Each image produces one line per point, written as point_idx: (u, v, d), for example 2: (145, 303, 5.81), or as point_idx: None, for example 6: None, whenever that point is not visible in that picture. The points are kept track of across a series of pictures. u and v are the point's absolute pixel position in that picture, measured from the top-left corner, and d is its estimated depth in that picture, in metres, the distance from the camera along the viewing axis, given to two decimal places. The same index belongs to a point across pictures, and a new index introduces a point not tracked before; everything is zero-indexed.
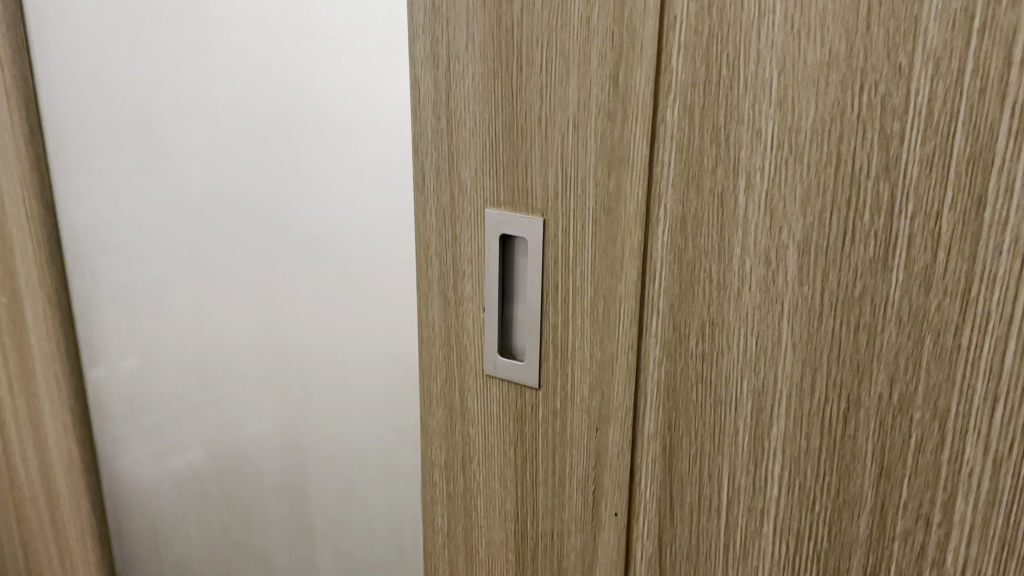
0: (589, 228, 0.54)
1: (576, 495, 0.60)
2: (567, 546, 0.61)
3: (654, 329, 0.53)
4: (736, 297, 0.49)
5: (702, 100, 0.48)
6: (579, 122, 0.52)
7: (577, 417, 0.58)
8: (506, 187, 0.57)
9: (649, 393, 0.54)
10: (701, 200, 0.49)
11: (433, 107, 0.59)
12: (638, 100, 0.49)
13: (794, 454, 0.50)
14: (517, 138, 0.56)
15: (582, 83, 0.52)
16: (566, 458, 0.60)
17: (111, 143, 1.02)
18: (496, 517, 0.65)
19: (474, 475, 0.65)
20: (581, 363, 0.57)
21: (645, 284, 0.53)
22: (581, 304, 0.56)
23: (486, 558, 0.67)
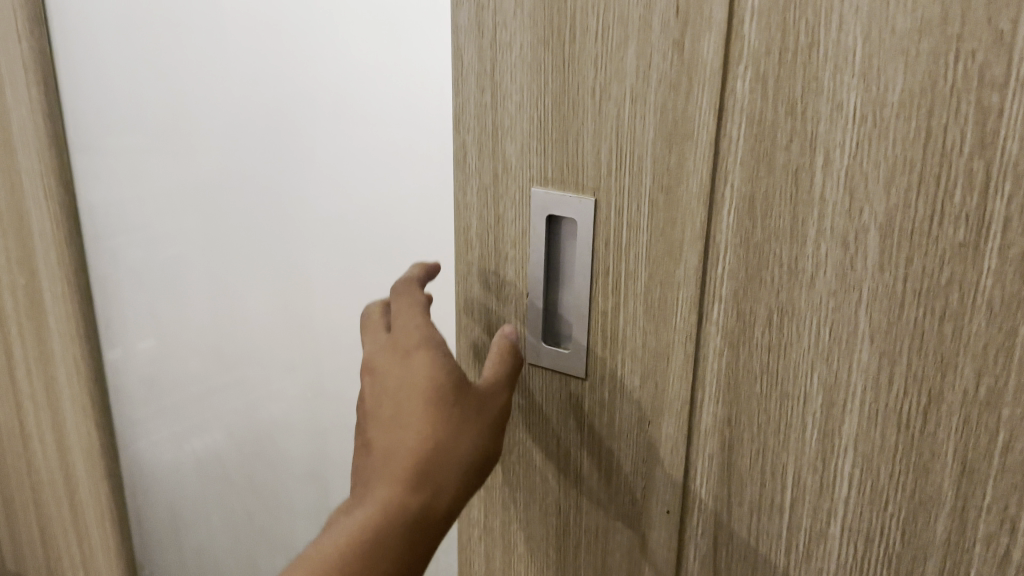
0: (645, 209, 0.50)
1: (624, 490, 0.57)
2: (613, 542, 0.58)
3: (715, 317, 0.50)
4: (809, 284, 0.46)
5: (776, 70, 0.44)
6: (637, 94, 0.49)
7: (625, 409, 0.55)
8: (554, 164, 0.54)
9: (707, 385, 0.51)
10: (773, 178, 0.46)
11: (477, 79, 0.55)
12: (705, 69, 0.46)
13: (867, 452, 0.46)
14: (568, 110, 0.52)
15: (641, 50, 0.48)
16: (614, 450, 0.56)
17: (131, 118, 0.99)
18: (537, 511, 0.62)
19: (514, 467, 0.62)
20: (632, 353, 0.54)
21: (707, 270, 0.49)
22: (634, 291, 0.52)
23: (525, 553, 0.64)
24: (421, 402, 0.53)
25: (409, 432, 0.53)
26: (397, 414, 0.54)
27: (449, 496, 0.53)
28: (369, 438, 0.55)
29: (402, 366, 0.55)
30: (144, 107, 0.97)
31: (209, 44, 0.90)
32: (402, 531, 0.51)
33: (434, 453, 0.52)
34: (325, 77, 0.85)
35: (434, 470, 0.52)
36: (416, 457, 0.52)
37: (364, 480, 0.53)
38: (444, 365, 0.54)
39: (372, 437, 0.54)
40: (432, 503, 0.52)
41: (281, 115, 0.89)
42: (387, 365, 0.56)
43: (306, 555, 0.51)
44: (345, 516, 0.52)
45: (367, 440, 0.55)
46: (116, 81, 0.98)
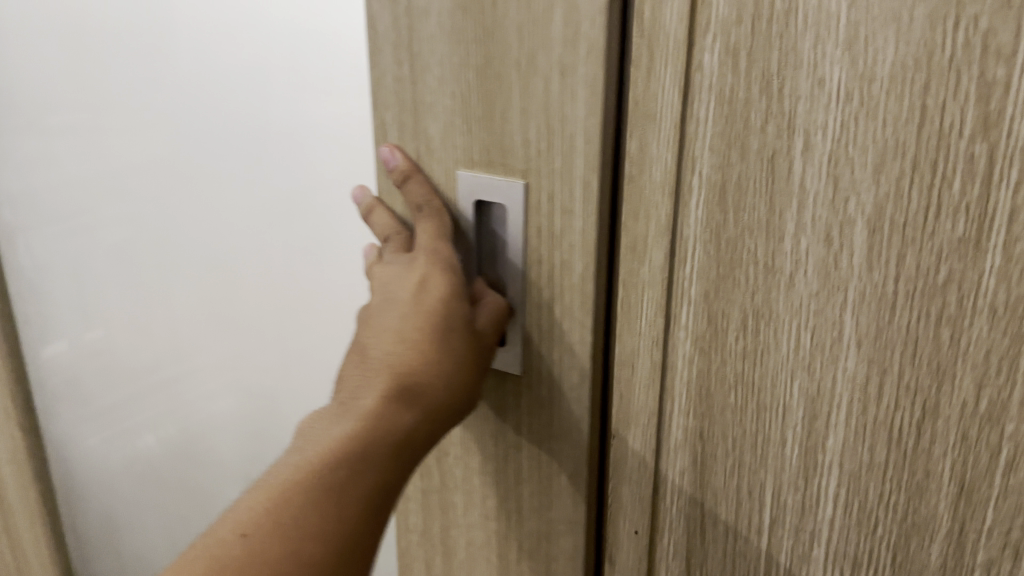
0: (579, 197, 0.45)
1: (567, 493, 0.52)
2: (557, 548, 0.54)
3: (684, 321, 0.44)
4: (788, 284, 0.40)
5: (749, 41, 0.38)
6: (565, 67, 0.43)
7: (568, 415, 0.50)
8: (480, 145, 0.48)
9: (676, 396, 0.46)
10: (745, 165, 0.40)
11: (393, 47, 0.49)
12: (668, 40, 0.40)
13: (854, 469, 0.42)
14: (492, 84, 0.46)
15: (568, 18, 0.42)
16: (558, 452, 0.52)
17: (49, 97, 0.91)
18: (476, 516, 0.57)
19: (451, 469, 0.57)
20: (574, 356, 0.49)
21: (674, 268, 0.43)
22: (575, 286, 0.47)
23: (466, 559, 0.59)
24: (431, 328, 0.48)
25: (408, 357, 0.47)
26: (398, 337, 0.48)
27: (443, 423, 0.49)
28: (359, 354, 0.49)
29: (415, 289, 0.48)
30: (67, 85, 0.89)
31: (132, 18, 0.82)
32: (390, 458, 0.47)
33: (432, 383, 0.47)
34: (259, 49, 0.77)
35: (430, 398, 0.47)
36: (415, 385, 0.47)
37: (354, 390, 0.48)
38: (458, 291, 0.48)
39: (364, 354, 0.48)
40: (425, 431, 0.48)
41: (215, 92, 0.81)
42: (400, 283, 0.49)
43: (280, 469, 0.46)
44: (326, 429, 0.46)
45: (361, 354, 0.49)
46: (32, 55, 0.89)
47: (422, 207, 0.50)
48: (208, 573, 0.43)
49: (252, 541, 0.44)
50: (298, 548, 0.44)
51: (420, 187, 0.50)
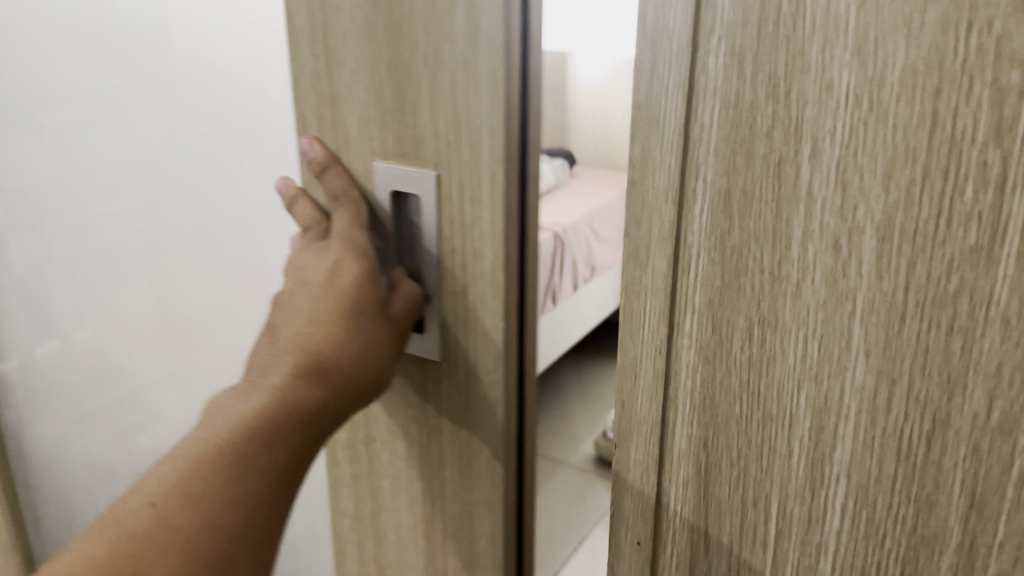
0: (485, 185, 0.52)
1: (483, 476, 0.60)
2: (477, 530, 0.62)
3: (687, 329, 0.43)
4: (794, 292, 0.39)
5: (755, 44, 0.37)
6: (468, 61, 0.49)
7: (485, 390, 0.57)
8: (394, 138, 0.54)
9: (680, 406, 0.45)
10: (751, 171, 0.39)
11: (311, 45, 0.56)
12: (672, 43, 0.39)
13: (862, 482, 0.41)
14: (402, 78, 0.52)
15: (469, 13, 0.48)
16: (473, 438, 0.59)
17: (15, 96, 0.85)
18: (404, 500, 0.65)
19: (380, 455, 0.66)
20: (483, 332, 0.56)
21: (678, 275, 0.42)
22: (483, 271, 0.54)
23: (395, 542, 0.68)
24: (339, 312, 0.52)
25: (317, 338, 0.51)
26: (307, 316, 0.52)
27: (348, 395, 0.53)
28: (270, 333, 0.53)
29: (328, 276, 0.53)
30: (29, 83, 0.83)
31: (101, 23, 0.74)
32: (297, 430, 0.51)
33: (338, 363, 0.52)
34: (230, 54, 0.67)
35: (335, 376, 0.52)
36: (323, 364, 0.52)
37: (264, 368, 0.52)
38: (371, 273, 0.54)
39: (273, 333, 0.53)
40: (330, 403, 0.52)
41: (180, 107, 0.72)
42: (314, 269, 0.54)
43: (189, 442, 0.50)
44: (234, 405, 0.51)
45: (273, 334, 0.53)
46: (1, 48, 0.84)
47: (339, 198, 0.56)
48: (123, 536, 0.47)
49: (160, 509, 0.48)
50: (205, 513, 0.48)
51: (337, 180, 0.57)
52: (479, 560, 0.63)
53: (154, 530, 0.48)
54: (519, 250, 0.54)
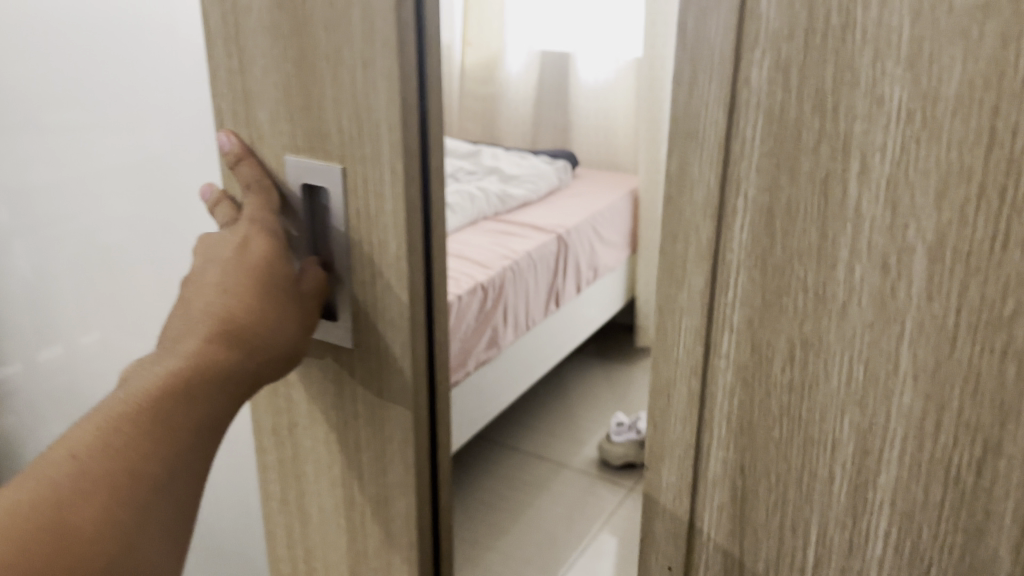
0: (388, 178, 0.52)
1: (398, 460, 0.60)
2: (394, 510, 0.62)
3: (725, 349, 0.41)
4: (840, 312, 0.38)
5: (801, 57, 0.36)
6: (367, 60, 0.49)
7: (393, 378, 0.58)
8: (303, 132, 0.55)
9: (716, 428, 0.43)
10: (795, 188, 0.37)
11: (223, 43, 0.56)
12: (712, 55, 0.38)
13: (907, 509, 0.39)
14: (308, 76, 0.53)
15: (365, 14, 0.48)
16: (386, 422, 0.60)
17: (17, 109, 0.85)
18: (326, 483, 0.66)
19: (301, 439, 0.66)
20: (392, 320, 0.56)
21: (716, 294, 0.41)
22: (388, 262, 0.54)
23: (319, 523, 0.68)
24: (252, 277, 0.53)
25: (231, 300, 0.52)
26: (222, 284, 0.53)
27: (264, 361, 0.54)
28: (183, 304, 0.53)
29: (238, 245, 0.54)
30: (30, 98, 0.83)
31: (80, 19, 0.74)
32: (216, 388, 0.51)
33: (254, 323, 0.53)
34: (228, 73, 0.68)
35: (251, 337, 0.52)
36: (239, 323, 0.52)
37: (178, 334, 0.52)
38: (280, 246, 0.55)
39: (186, 304, 0.53)
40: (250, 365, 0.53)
41: (163, 106, 0.73)
42: (223, 244, 0.55)
43: (103, 403, 0.48)
44: (149, 368, 0.50)
45: (184, 306, 0.53)
46: None
47: (251, 185, 0.57)
48: (42, 489, 0.44)
49: (81, 461, 0.45)
50: (131, 464, 0.46)
51: (247, 170, 0.57)
52: (397, 542, 0.63)
53: (75, 483, 0.45)
54: (423, 238, 0.54)
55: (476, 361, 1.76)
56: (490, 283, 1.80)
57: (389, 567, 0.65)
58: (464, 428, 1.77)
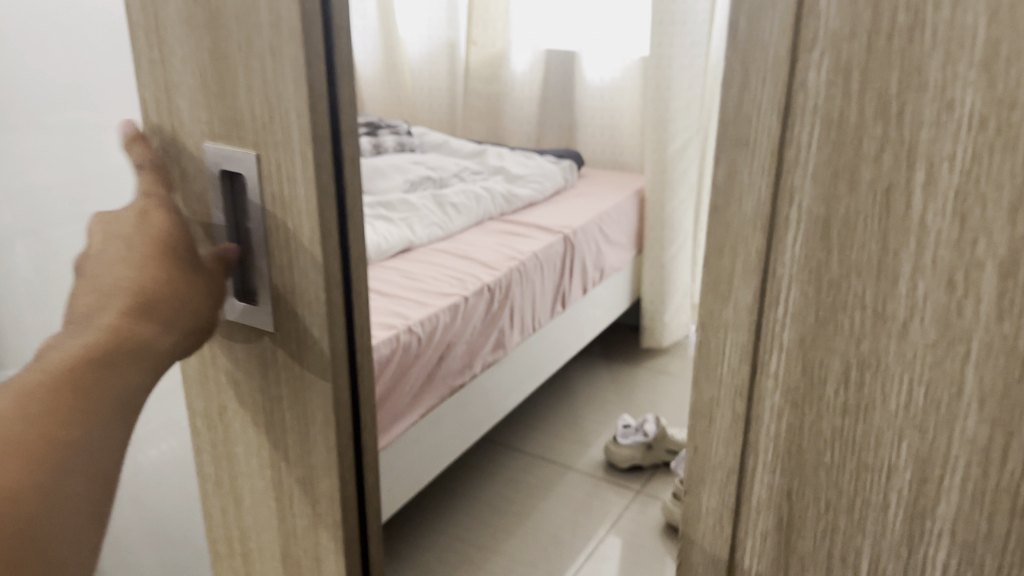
0: (298, 163, 0.52)
1: (321, 440, 0.60)
2: (319, 490, 0.62)
3: (773, 369, 0.39)
4: (900, 332, 0.36)
5: (863, 59, 0.33)
6: (274, 47, 0.50)
7: (314, 361, 0.57)
8: (220, 118, 0.55)
9: (762, 451, 0.41)
10: (854, 199, 0.35)
11: (145, 35, 0.57)
12: (766, 56, 0.35)
13: (969, 540, 0.36)
14: (221, 63, 0.54)
15: (271, 5, 0.49)
16: (308, 402, 0.60)
17: (20, 116, 0.83)
18: (256, 464, 0.66)
19: (230, 420, 0.67)
20: (310, 303, 0.56)
21: (765, 311, 0.39)
22: (306, 245, 0.54)
23: (250, 502, 0.69)
24: (154, 248, 0.54)
25: (135, 271, 0.53)
26: (125, 258, 0.54)
27: (175, 331, 0.55)
28: (84, 283, 0.53)
29: (136, 220, 0.55)
30: (31, 107, 0.81)
31: (72, 17, 0.71)
32: (130, 356, 0.52)
33: (161, 291, 0.54)
34: None
35: (159, 306, 0.54)
36: (147, 292, 0.53)
37: (87, 309, 0.52)
38: (179, 219, 0.56)
39: (88, 281, 0.53)
40: (158, 336, 0.53)
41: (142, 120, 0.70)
42: (120, 220, 0.55)
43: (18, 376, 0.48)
44: (63, 342, 0.50)
45: (88, 282, 0.54)
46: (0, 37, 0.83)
47: (145, 165, 0.58)
48: None
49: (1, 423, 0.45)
50: (49, 433, 0.46)
51: (144, 154, 0.58)
52: (323, 521, 0.63)
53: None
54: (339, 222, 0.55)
55: (481, 363, 1.72)
56: (496, 283, 1.73)
57: (318, 544, 0.65)
58: (469, 430, 1.73)
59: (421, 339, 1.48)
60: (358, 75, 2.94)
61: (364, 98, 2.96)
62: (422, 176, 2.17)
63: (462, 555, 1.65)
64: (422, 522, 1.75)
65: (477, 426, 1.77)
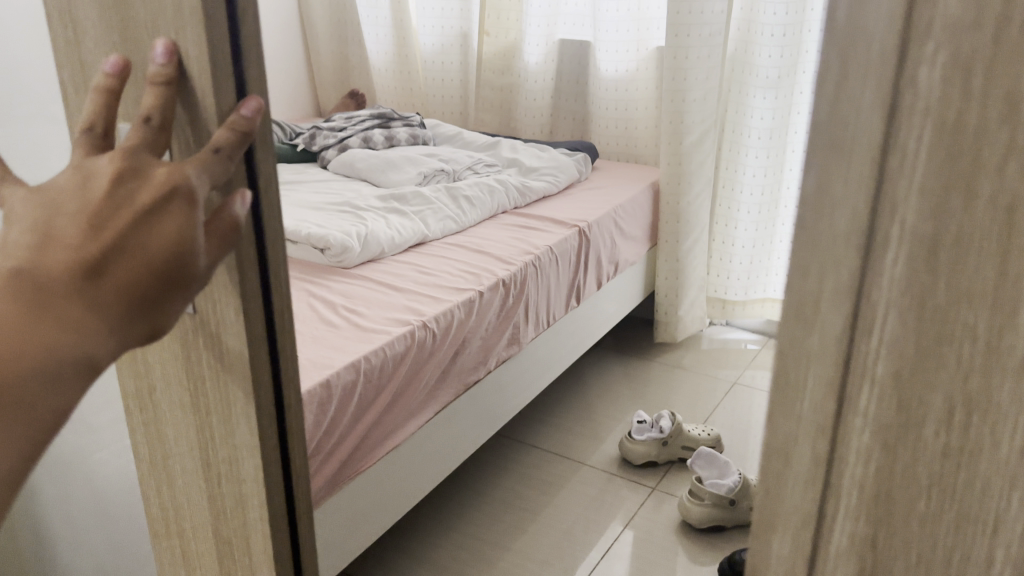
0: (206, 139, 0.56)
1: (242, 422, 0.64)
2: (243, 471, 0.67)
3: (863, 406, 0.35)
4: (1019, 370, 0.30)
5: (989, 54, 0.28)
6: (179, 28, 0.53)
7: (232, 332, 0.61)
8: (134, 98, 0.58)
9: (845, 497, 0.36)
10: (969, 216, 0.30)
11: (62, 20, 0.60)
12: (869, 49, 0.30)
13: None
14: (132, 44, 0.56)
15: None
16: (228, 384, 0.63)
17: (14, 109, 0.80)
18: (185, 443, 0.71)
19: (159, 402, 0.71)
20: (221, 287, 0.59)
21: (857, 340, 0.34)
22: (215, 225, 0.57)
23: (181, 474, 0.73)
24: (164, 251, 0.49)
25: (136, 271, 0.48)
26: (122, 245, 0.48)
27: (140, 336, 0.50)
28: (66, 240, 0.47)
29: (158, 209, 0.49)
30: (24, 98, 0.78)
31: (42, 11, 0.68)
32: (91, 359, 0.47)
33: (149, 297, 0.49)
34: None
35: (138, 315, 0.49)
36: (134, 297, 0.48)
37: (68, 289, 0.47)
38: (195, 219, 0.50)
39: (73, 241, 0.47)
40: (112, 352, 0.48)
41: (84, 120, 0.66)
42: (138, 189, 0.49)
43: None
44: (28, 327, 0.46)
45: (79, 247, 0.47)
46: None
47: (222, 151, 0.52)
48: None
49: None
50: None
51: (236, 142, 0.53)
52: (248, 500, 0.68)
53: None
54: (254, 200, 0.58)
55: (496, 359, 1.67)
56: (511, 278, 1.69)
57: (246, 527, 0.69)
58: (484, 425, 1.69)
59: (435, 335, 1.44)
60: (370, 64, 2.88)
61: (376, 88, 2.90)
62: (436, 168, 2.11)
63: (474, 553, 1.59)
64: (435, 518, 1.69)
65: (494, 422, 1.73)
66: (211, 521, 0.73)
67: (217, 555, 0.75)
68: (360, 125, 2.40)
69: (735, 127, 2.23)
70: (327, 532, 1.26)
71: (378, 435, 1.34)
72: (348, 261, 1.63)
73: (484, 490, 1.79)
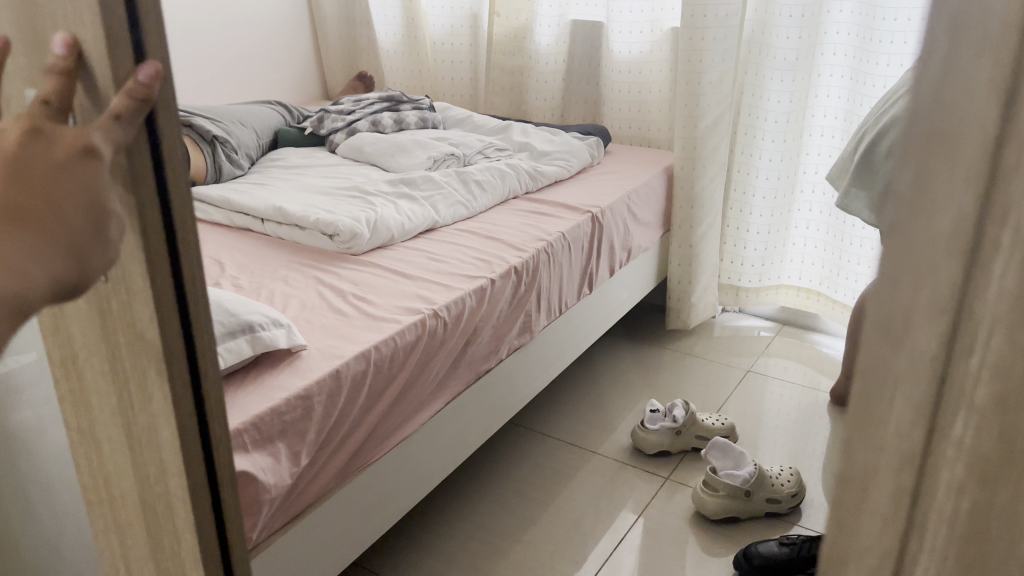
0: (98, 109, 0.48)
1: (162, 417, 0.57)
2: (164, 457, 0.59)
3: (959, 433, 0.30)
4: None
5: None
6: None
7: (140, 305, 0.53)
8: (36, 62, 0.51)
9: (933, 531, 0.32)
10: None
11: None
12: (985, 21, 0.26)
13: None
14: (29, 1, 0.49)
15: None
16: (145, 371, 0.56)
17: None
18: (109, 416, 0.64)
19: (82, 368, 0.64)
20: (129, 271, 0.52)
21: (957, 358, 0.29)
22: (115, 183, 0.49)
23: (110, 452, 0.67)
24: (79, 196, 0.46)
25: (54, 214, 0.46)
26: (38, 189, 0.45)
27: (75, 282, 0.48)
28: None
29: (69, 154, 0.46)
30: None
31: None
32: (21, 300, 0.46)
33: (75, 245, 0.46)
34: None
35: (65, 261, 0.47)
36: (59, 244, 0.46)
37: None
38: (104, 172, 0.46)
39: None
40: (44, 296, 0.47)
41: None
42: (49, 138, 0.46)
43: None
44: None
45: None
46: None
47: (122, 118, 0.45)
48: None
49: None
50: None
51: (134, 111, 0.45)
52: (172, 492, 0.60)
53: None
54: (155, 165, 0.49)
55: (507, 348, 1.63)
56: (524, 265, 1.64)
57: (175, 526, 0.62)
58: (496, 415, 1.65)
59: (446, 324, 1.39)
60: (377, 46, 2.82)
61: (384, 69, 2.84)
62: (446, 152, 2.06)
63: (484, 544, 1.55)
64: (438, 508, 1.66)
65: (505, 411, 1.69)
66: (143, 511, 0.67)
67: (151, 547, 0.68)
68: (368, 108, 2.34)
69: (751, 110, 2.17)
70: (331, 526, 1.21)
71: (389, 426, 1.30)
72: (358, 248, 1.59)
73: (492, 480, 1.75)
